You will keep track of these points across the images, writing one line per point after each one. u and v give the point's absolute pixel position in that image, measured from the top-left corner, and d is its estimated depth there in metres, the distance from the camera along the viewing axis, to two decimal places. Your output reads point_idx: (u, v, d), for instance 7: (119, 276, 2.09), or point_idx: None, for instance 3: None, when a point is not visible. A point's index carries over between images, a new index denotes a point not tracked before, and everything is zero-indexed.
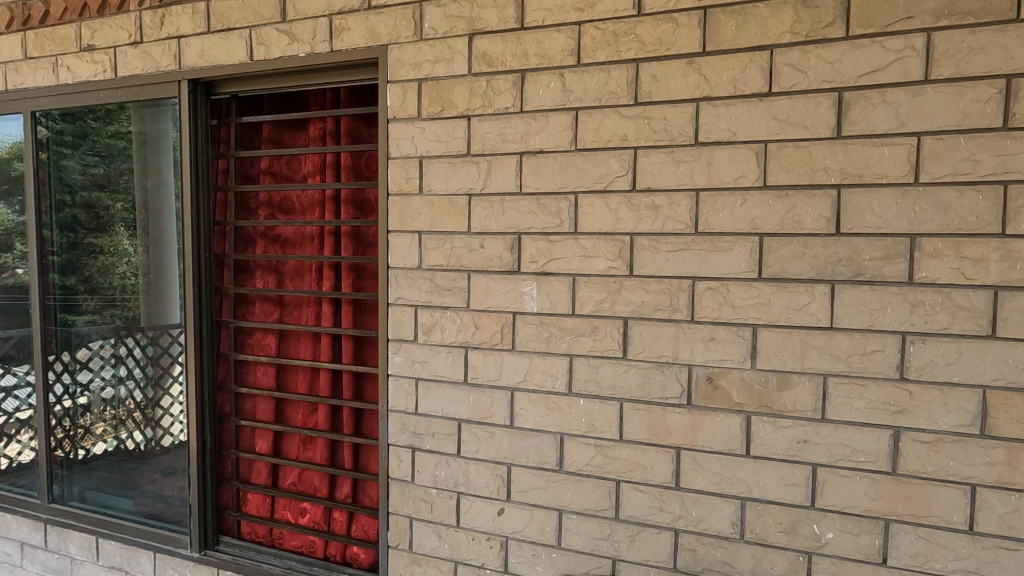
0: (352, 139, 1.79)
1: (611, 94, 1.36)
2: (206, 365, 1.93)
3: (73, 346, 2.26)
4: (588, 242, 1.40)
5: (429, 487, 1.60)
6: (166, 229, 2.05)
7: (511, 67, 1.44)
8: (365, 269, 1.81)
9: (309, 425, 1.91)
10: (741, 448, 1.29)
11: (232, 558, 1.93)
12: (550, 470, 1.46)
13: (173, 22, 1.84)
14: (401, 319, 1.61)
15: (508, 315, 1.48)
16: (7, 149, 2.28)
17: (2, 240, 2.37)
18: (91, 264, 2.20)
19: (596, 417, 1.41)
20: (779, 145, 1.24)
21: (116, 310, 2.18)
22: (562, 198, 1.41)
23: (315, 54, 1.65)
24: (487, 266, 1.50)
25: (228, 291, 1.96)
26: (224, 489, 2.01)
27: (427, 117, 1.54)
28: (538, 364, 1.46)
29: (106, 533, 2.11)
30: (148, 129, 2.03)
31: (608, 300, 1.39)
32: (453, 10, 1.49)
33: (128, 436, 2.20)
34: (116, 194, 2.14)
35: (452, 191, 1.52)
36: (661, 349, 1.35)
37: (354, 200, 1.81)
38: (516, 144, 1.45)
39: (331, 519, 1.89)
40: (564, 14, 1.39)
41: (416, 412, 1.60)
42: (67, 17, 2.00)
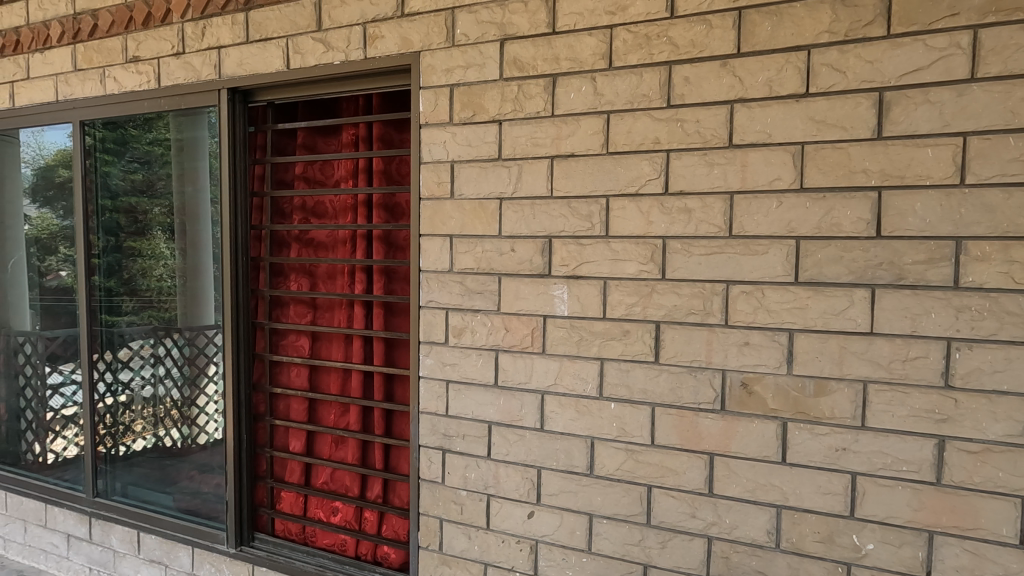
0: (384, 144, 1.82)
1: (643, 97, 1.35)
2: (242, 365, 1.99)
3: (115, 346, 2.34)
4: (620, 246, 1.39)
5: (459, 489, 1.61)
6: (203, 233, 2.11)
7: (542, 71, 1.45)
8: (396, 272, 1.84)
9: (341, 425, 1.94)
10: (776, 454, 1.27)
11: (266, 554, 1.97)
12: (580, 474, 1.46)
13: (214, 33, 1.90)
14: (432, 322, 1.62)
15: (538, 318, 1.49)
16: (53, 156, 2.40)
17: (47, 244, 2.49)
18: (133, 267, 2.28)
19: (627, 421, 1.40)
20: (816, 146, 1.21)
21: (154, 311, 2.26)
22: (593, 202, 1.41)
23: (349, 62, 1.69)
24: (517, 270, 1.50)
25: (264, 294, 2.01)
26: (258, 486, 2.06)
27: (458, 122, 1.55)
28: (568, 368, 1.46)
29: (147, 527, 2.19)
30: (186, 137, 2.10)
31: (640, 304, 1.38)
32: (484, 16, 1.51)
33: (166, 433, 2.27)
34: (155, 200, 2.22)
35: (483, 195, 1.53)
36: (694, 353, 1.33)
37: (385, 204, 1.84)
38: (546, 148, 1.45)
39: (362, 519, 1.92)
40: (596, 18, 1.39)
41: (446, 414, 1.62)
42: (114, 30, 2.08)
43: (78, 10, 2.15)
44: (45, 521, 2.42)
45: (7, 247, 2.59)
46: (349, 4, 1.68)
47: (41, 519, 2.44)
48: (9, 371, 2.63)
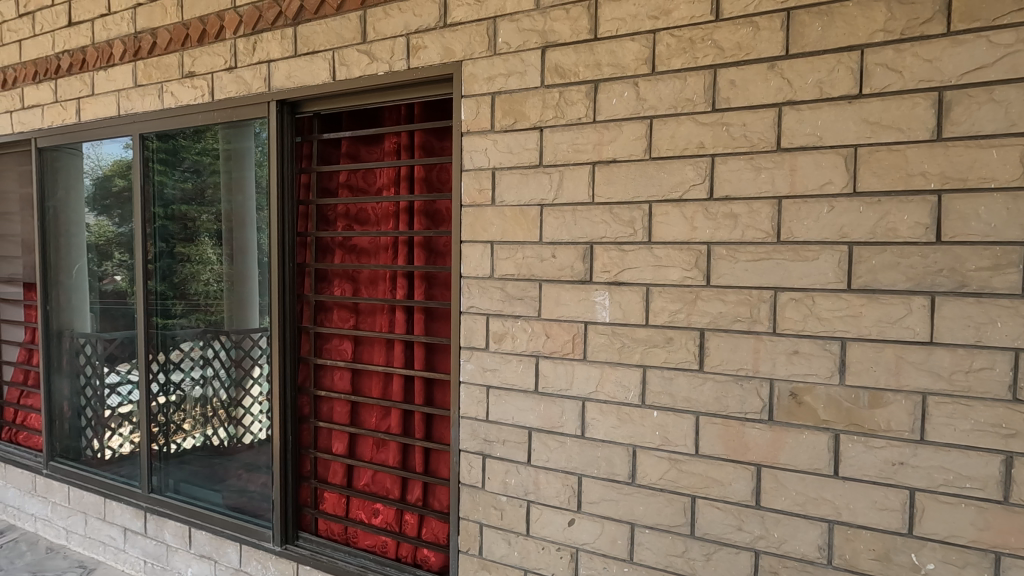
0: (425, 152, 1.84)
1: (688, 101, 1.34)
2: (289, 369, 2.05)
3: (166, 348, 2.44)
4: (662, 252, 1.38)
5: (499, 494, 1.61)
6: (250, 240, 2.18)
7: (584, 78, 1.45)
8: (436, 278, 1.86)
9: (382, 428, 1.98)
10: (828, 467, 1.23)
11: (310, 553, 2.02)
12: (622, 483, 1.44)
13: (264, 48, 1.97)
14: (473, 327, 1.64)
15: (580, 324, 1.48)
16: (111, 167, 2.54)
17: (103, 250, 2.63)
18: (185, 272, 2.38)
19: (670, 430, 1.38)
20: (870, 148, 1.17)
21: (202, 314, 2.35)
22: (635, 208, 1.40)
23: (393, 72, 1.73)
24: (558, 276, 1.50)
25: (309, 298, 2.06)
26: (303, 487, 2.11)
27: (500, 130, 1.57)
28: (609, 375, 1.45)
29: (197, 523, 2.27)
30: (234, 147, 2.18)
31: (684, 310, 1.36)
32: (526, 25, 1.52)
33: (214, 432, 2.36)
34: (204, 207, 2.31)
35: (524, 202, 1.54)
36: (740, 362, 1.30)
37: (426, 211, 1.87)
38: (588, 154, 1.45)
39: (402, 521, 1.95)
40: (638, 23, 1.38)
41: (487, 419, 1.63)
42: (172, 47, 2.19)
43: (139, 29, 2.27)
44: (104, 514, 2.54)
45: (70, 254, 2.74)
46: (393, 16, 1.72)
47: (100, 513, 2.56)
48: (72, 371, 2.78)
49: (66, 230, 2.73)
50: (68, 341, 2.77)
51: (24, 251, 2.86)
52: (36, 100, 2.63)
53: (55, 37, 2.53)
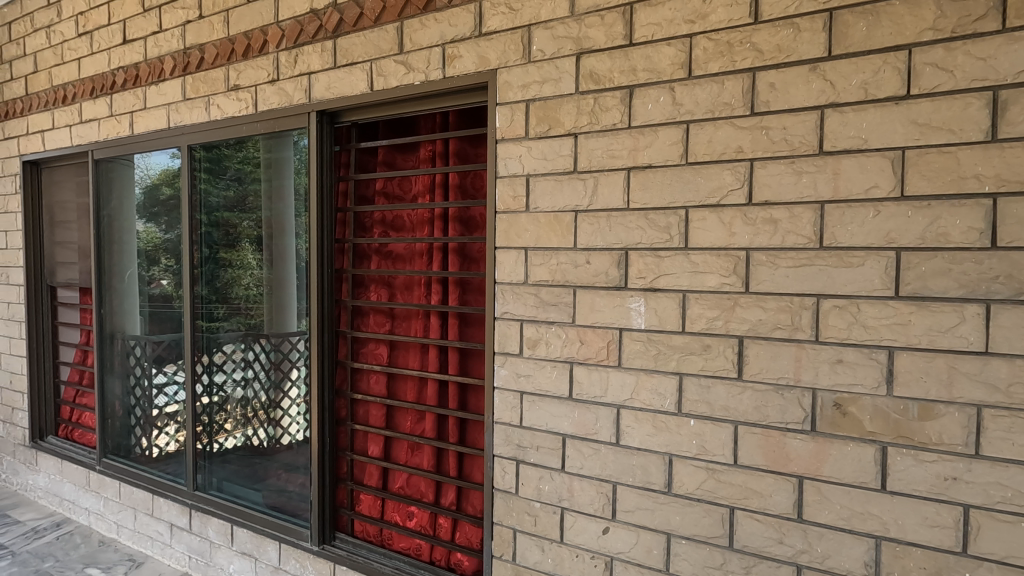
0: (459, 159, 1.86)
1: (725, 105, 1.32)
2: (327, 372, 2.10)
3: (210, 350, 2.53)
4: (699, 258, 1.36)
5: (533, 500, 1.61)
6: (289, 246, 2.25)
7: (619, 84, 1.45)
8: (470, 283, 1.88)
9: (417, 432, 2.00)
10: (875, 481, 1.18)
11: (346, 554, 2.05)
12: (658, 492, 1.43)
13: (305, 61, 2.03)
14: (507, 333, 1.65)
15: (614, 331, 1.47)
16: (158, 176, 2.65)
17: (150, 255, 2.75)
18: (228, 277, 2.46)
19: (708, 439, 1.36)
20: (919, 151, 1.13)
21: (243, 318, 2.43)
22: (672, 213, 1.39)
23: (429, 81, 1.76)
24: (593, 282, 1.50)
25: (347, 303, 2.11)
26: (339, 488, 2.15)
27: (534, 136, 1.58)
28: (645, 382, 1.44)
29: (239, 521, 2.34)
30: (274, 156, 2.25)
31: (722, 317, 1.33)
32: (561, 32, 1.52)
33: (254, 433, 2.42)
34: (245, 214, 2.39)
35: (558, 208, 1.54)
36: (781, 370, 1.27)
37: (461, 218, 1.89)
38: (623, 160, 1.44)
39: (436, 524, 1.97)
40: (674, 28, 1.37)
41: (521, 425, 1.63)
42: (218, 62, 2.28)
43: (188, 45, 2.37)
44: (152, 510, 2.65)
45: (120, 259, 2.86)
46: (429, 26, 1.75)
47: (149, 508, 2.67)
48: (122, 371, 2.90)
49: (118, 237, 2.86)
50: (119, 343, 2.90)
51: (81, 257, 3.01)
52: (92, 115, 2.77)
53: (111, 54, 2.66)
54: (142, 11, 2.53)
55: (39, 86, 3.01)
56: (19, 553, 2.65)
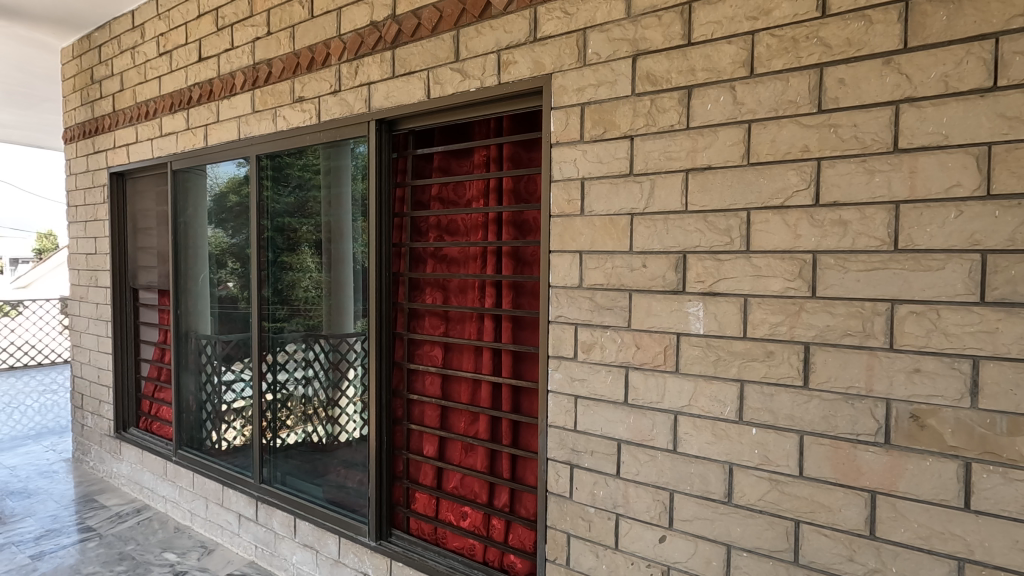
0: (513, 163, 1.88)
1: (790, 103, 1.27)
2: (384, 372, 2.16)
3: (274, 349, 2.65)
4: (762, 261, 1.32)
5: (587, 505, 1.60)
6: (346, 250, 2.33)
7: (677, 84, 1.42)
8: (524, 287, 1.89)
9: (471, 433, 2.03)
10: (957, 499, 1.11)
11: (402, 550, 2.11)
12: (717, 502, 1.39)
13: (365, 71, 2.11)
14: (561, 336, 1.65)
15: (672, 335, 1.45)
16: (226, 184, 2.81)
17: (218, 259, 2.92)
18: (290, 280, 2.57)
19: (771, 448, 1.31)
20: (1007, 147, 1.06)
21: (304, 318, 2.54)
22: (732, 215, 1.35)
23: (484, 88, 1.78)
24: (649, 286, 1.48)
25: (403, 306, 2.17)
26: (396, 486, 2.21)
27: (589, 140, 1.57)
28: (704, 389, 1.40)
29: (302, 514, 2.44)
30: (334, 164, 2.34)
31: (786, 323, 1.29)
32: (617, 34, 1.51)
33: (314, 430, 2.52)
34: (305, 220, 2.51)
35: (613, 211, 1.53)
36: (851, 379, 1.21)
37: (515, 222, 1.90)
38: (681, 162, 1.42)
39: (489, 525, 1.98)
40: (735, 25, 1.34)
41: (575, 429, 1.62)
42: (284, 75, 2.39)
43: (257, 61, 2.51)
44: (222, 501, 2.80)
45: (193, 263, 3.06)
46: (485, 34, 1.78)
47: (219, 499, 2.82)
48: (195, 368, 3.09)
49: (192, 242, 3.05)
50: (193, 342, 3.09)
51: (160, 261, 3.23)
52: (171, 128, 2.97)
53: (188, 71, 2.85)
54: (215, 30, 2.69)
55: (124, 102, 3.25)
56: (105, 536, 2.87)
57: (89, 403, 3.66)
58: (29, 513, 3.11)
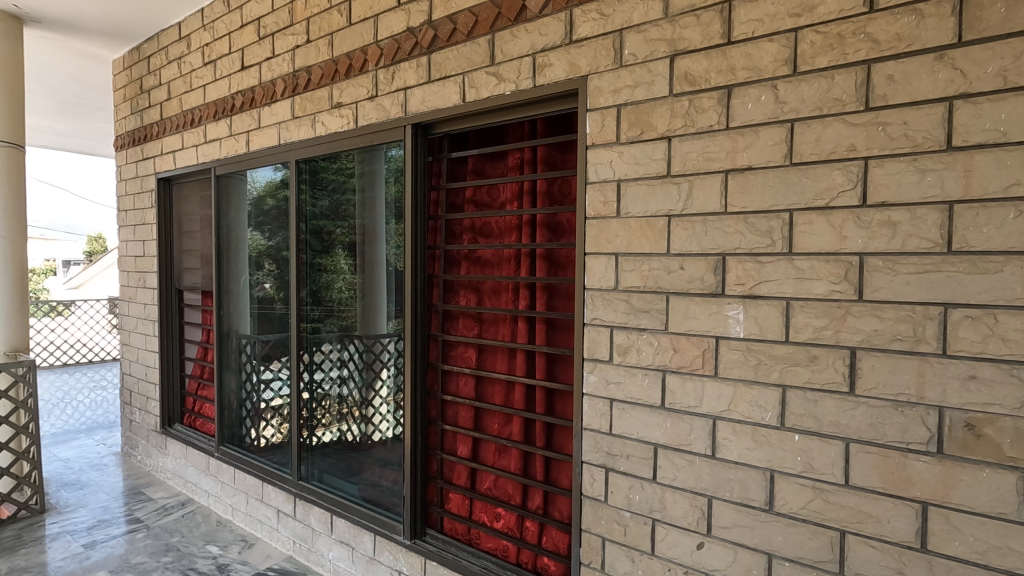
0: (547, 165, 1.88)
1: (836, 101, 1.24)
2: (419, 373, 2.19)
3: (311, 349, 2.71)
4: (806, 263, 1.28)
5: (623, 510, 1.59)
6: (380, 252, 2.37)
7: (716, 84, 1.40)
8: (558, 289, 1.88)
9: (504, 434, 2.03)
10: (1016, 513, 1.06)
11: (436, 549, 2.13)
12: (758, 509, 1.36)
13: (402, 77, 2.14)
14: (597, 339, 1.64)
15: (710, 339, 1.43)
16: (263, 188, 2.91)
17: (255, 260, 3.02)
18: (326, 281, 2.63)
19: (815, 456, 1.28)
20: None
21: (339, 319, 2.59)
22: (774, 217, 1.32)
23: (520, 91, 1.79)
24: (687, 288, 1.46)
25: (438, 307, 2.19)
26: (430, 486, 2.23)
27: (626, 141, 1.56)
28: (744, 394, 1.38)
29: (338, 511, 2.49)
30: (367, 169, 2.39)
31: (831, 327, 1.25)
32: (654, 34, 1.50)
33: (349, 429, 2.56)
34: (339, 222, 2.56)
35: (650, 213, 1.52)
36: (901, 386, 1.17)
37: (549, 224, 1.89)
38: (721, 162, 1.40)
39: (523, 527, 1.98)
40: (778, 23, 1.31)
41: (611, 432, 1.61)
42: (323, 81, 2.45)
43: (297, 68, 2.57)
44: (262, 496, 2.88)
45: (232, 264, 3.16)
46: (520, 37, 1.79)
47: (259, 494, 2.90)
48: (236, 367, 3.18)
49: (233, 245, 3.15)
50: (234, 341, 3.19)
51: (203, 263, 3.34)
52: (214, 135, 3.07)
53: (231, 80, 2.94)
54: (257, 39, 2.78)
55: (171, 111, 3.38)
56: (152, 527, 2.98)
57: (137, 399, 3.82)
58: (82, 504, 3.26)
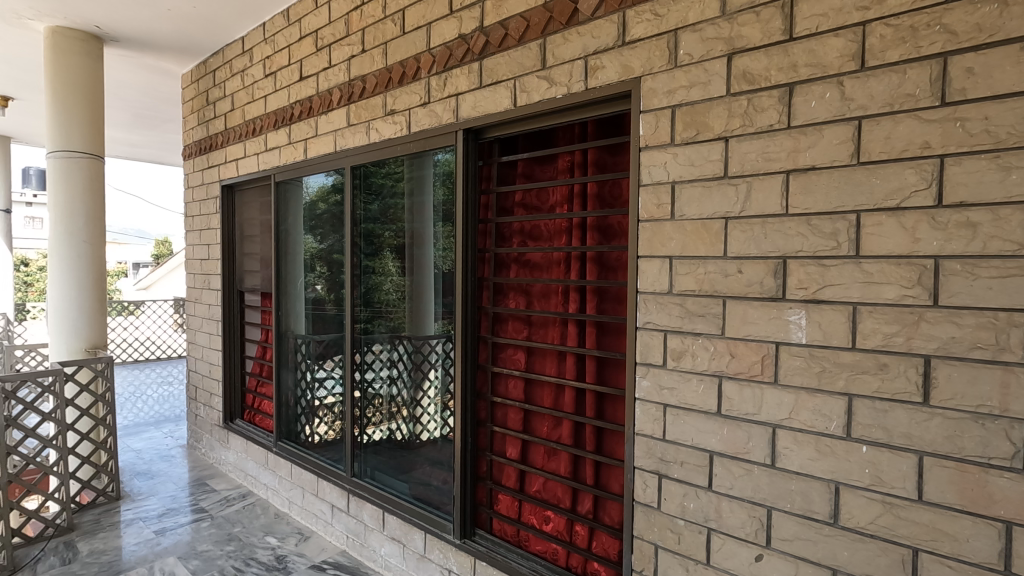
0: (598, 168, 1.87)
1: (908, 96, 1.18)
2: (469, 375, 2.21)
3: (362, 349, 2.79)
4: (874, 267, 1.23)
5: (676, 517, 1.56)
6: (428, 255, 2.42)
7: (777, 82, 1.36)
8: (608, 292, 1.87)
9: (554, 438, 2.03)
10: None
11: (485, 550, 2.16)
12: (822, 523, 1.31)
13: (454, 83, 2.18)
14: (650, 343, 1.62)
15: (770, 344, 1.38)
16: (315, 193, 3.05)
17: (309, 263, 3.15)
18: (376, 283, 2.70)
19: (884, 468, 1.22)
20: None
21: (389, 320, 2.65)
22: (839, 218, 1.27)
23: (571, 94, 1.79)
24: (745, 293, 1.42)
25: (488, 310, 2.21)
26: (479, 487, 2.26)
27: (681, 142, 1.53)
28: (806, 402, 1.33)
29: (390, 508, 2.55)
30: (416, 174, 2.45)
31: (903, 334, 1.19)
32: (711, 33, 1.47)
33: (398, 428, 2.62)
34: (387, 225, 2.63)
35: (706, 215, 1.49)
36: (982, 397, 1.11)
37: (599, 227, 1.88)
38: (781, 163, 1.35)
39: (573, 532, 1.98)
40: (844, 16, 1.26)
41: (664, 438, 1.59)
42: (377, 89, 2.52)
43: (352, 77, 2.66)
44: (317, 491, 2.98)
45: (287, 267, 3.30)
46: (572, 41, 1.79)
47: (314, 489, 3.00)
48: (293, 365, 3.31)
49: (288, 248, 3.29)
50: (291, 341, 3.31)
51: (262, 266, 3.50)
52: (275, 143, 3.21)
53: (290, 90, 3.07)
54: (315, 50, 2.89)
55: (235, 121, 3.56)
56: (216, 517, 3.13)
57: (201, 394, 4.02)
58: (153, 492, 3.47)
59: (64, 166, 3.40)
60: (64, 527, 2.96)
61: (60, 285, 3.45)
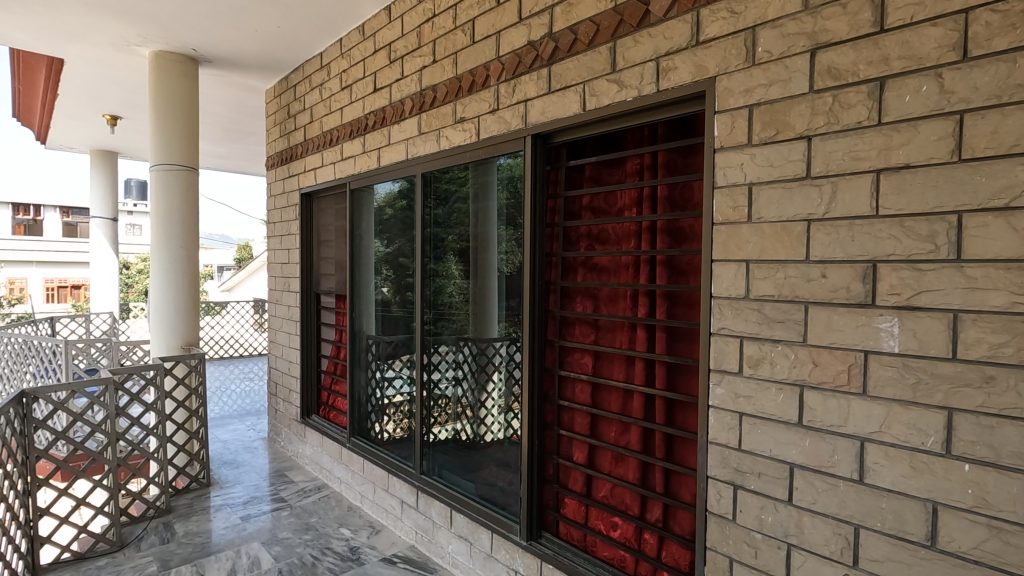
0: (669, 171, 1.84)
1: (1018, 87, 1.09)
2: (536, 378, 2.23)
3: (428, 350, 2.87)
4: (978, 271, 1.14)
5: (753, 531, 1.50)
6: (492, 259, 2.46)
7: (866, 77, 1.29)
8: (679, 296, 1.83)
9: (622, 443, 2.01)
10: None
11: (552, 553, 2.16)
12: (916, 544, 1.22)
13: (523, 89, 2.21)
14: (725, 350, 1.57)
15: (858, 353, 1.31)
16: (384, 199, 3.18)
17: (377, 267, 3.29)
18: (441, 286, 2.78)
19: (990, 490, 1.13)
20: None
21: (454, 322, 2.71)
22: (937, 220, 1.19)
23: (642, 97, 1.78)
24: (830, 299, 1.35)
25: (555, 314, 2.22)
26: (545, 489, 2.27)
27: (759, 142, 1.49)
28: (899, 415, 1.25)
29: (458, 507, 2.61)
30: (481, 181, 2.50)
31: (1013, 344, 1.10)
32: (792, 29, 1.42)
33: (463, 428, 2.67)
34: (452, 230, 2.70)
35: (786, 218, 1.43)
36: None
37: (669, 229, 1.85)
38: (871, 162, 1.28)
39: (641, 539, 1.95)
40: (943, 4, 1.18)
41: (740, 448, 1.54)
42: (448, 98, 2.59)
43: (424, 87, 2.75)
44: (387, 487, 3.09)
45: (357, 270, 3.45)
46: (643, 42, 1.77)
47: (384, 484, 3.12)
48: (364, 364, 3.45)
49: (357, 252, 3.45)
50: (362, 341, 3.46)
51: (337, 270, 3.68)
52: (350, 152, 3.37)
53: (365, 101, 3.21)
54: (388, 62, 3.01)
55: (314, 133, 3.76)
56: (294, 507, 3.31)
57: (281, 390, 4.27)
58: (238, 481, 3.72)
59: (165, 177, 3.72)
60: (162, 509, 3.23)
61: (159, 286, 3.76)
